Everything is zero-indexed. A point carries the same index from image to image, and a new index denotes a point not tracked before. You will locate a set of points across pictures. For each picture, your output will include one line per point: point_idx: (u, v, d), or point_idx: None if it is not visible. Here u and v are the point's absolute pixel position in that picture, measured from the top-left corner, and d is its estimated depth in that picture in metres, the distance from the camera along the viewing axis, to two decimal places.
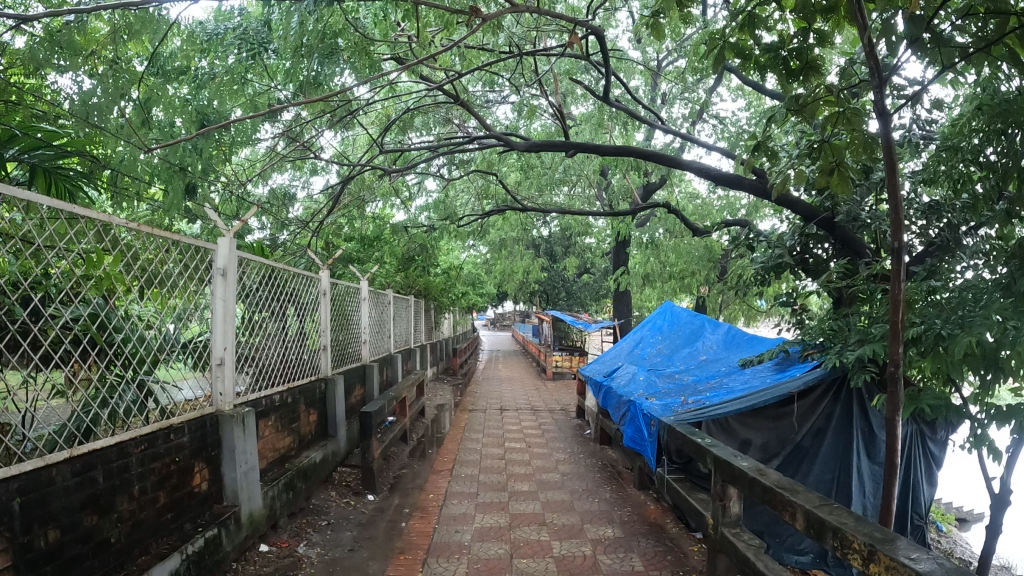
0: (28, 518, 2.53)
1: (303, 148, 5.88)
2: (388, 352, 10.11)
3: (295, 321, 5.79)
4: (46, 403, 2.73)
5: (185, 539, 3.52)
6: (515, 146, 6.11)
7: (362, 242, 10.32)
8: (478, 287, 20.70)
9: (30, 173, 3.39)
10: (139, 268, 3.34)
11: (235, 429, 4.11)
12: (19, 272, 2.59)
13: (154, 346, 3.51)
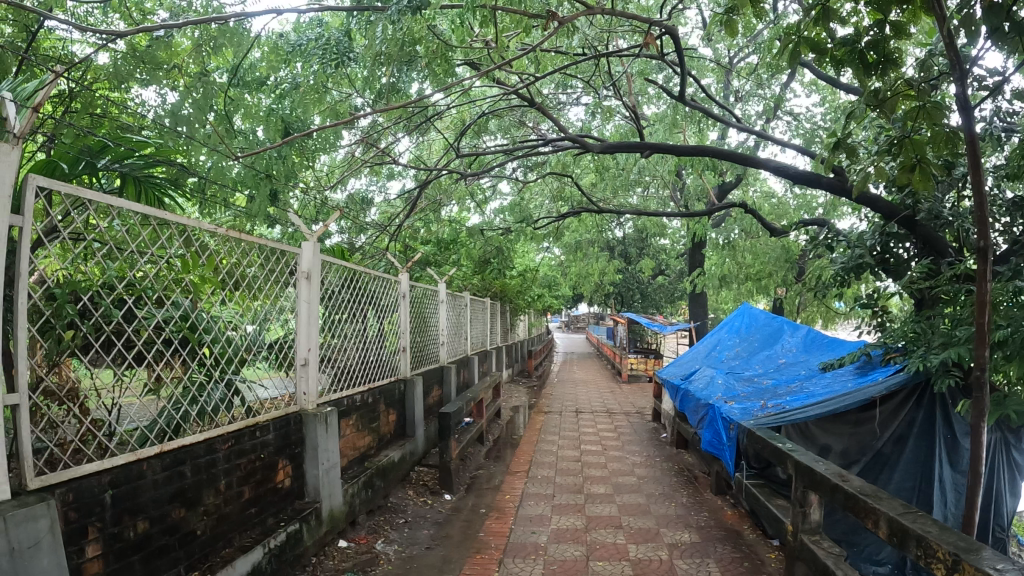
0: (118, 509, 2.66)
1: (379, 154, 6.00)
2: (465, 354, 10.20)
3: (374, 323, 5.91)
4: (137, 400, 2.89)
5: (267, 533, 3.64)
6: (590, 148, 6.07)
7: (438, 245, 10.47)
8: (555, 290, 20.67)
9: (122, 182, 3.58)
10: (225, 272, 3.49)
11: (318, 428, 4.24)
12: (116, 276, 2.75)
13: (239, 347, 3.66)
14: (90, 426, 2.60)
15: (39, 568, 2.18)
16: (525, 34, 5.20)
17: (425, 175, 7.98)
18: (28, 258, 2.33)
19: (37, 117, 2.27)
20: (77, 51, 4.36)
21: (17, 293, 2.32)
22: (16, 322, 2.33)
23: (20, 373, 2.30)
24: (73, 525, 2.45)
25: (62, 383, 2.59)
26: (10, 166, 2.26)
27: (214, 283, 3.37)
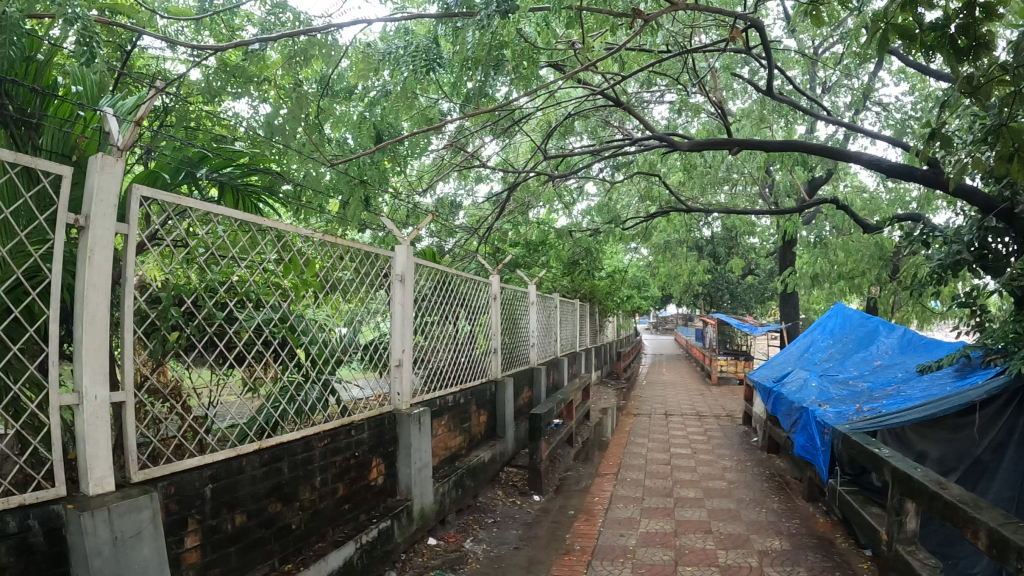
0: (217, 502, 2.79)
1: (465, 158, 6.09)
2: (554, 356, 10.21)
3: (465, 325, 6.00)
4: (237, 398, 3.03)
5: (360, 529, 3.75)
6: (678, 146, 5.96)
7: (527, 248, 10.51)
8: (644, 291, 20.42)
9: (221, 191, 3.77)
10: (321, 277, 3.61)
11: (411, 428, 4.35)
12: (218, 279, 2.89)
13: (335, 348, 3.80)
14: (190, 423, 2.74)
15: (141, 556, 2.31)
16: (610, 34, 5.17)
17: (512, 178, 8.02)
18: (133, 264, 2.48)
19: (139, 130, 2.40)
20: (170, 68, 4.58)
21: (123, 297, 2.47)
22: (123, 325, 2.48)
23: (126, 373, 2.45)
24: (175, 516, 2.58)
25: (166, 383, 2.75)
26: (116, 177, 2.39)
27: (314, 286, 3.52)
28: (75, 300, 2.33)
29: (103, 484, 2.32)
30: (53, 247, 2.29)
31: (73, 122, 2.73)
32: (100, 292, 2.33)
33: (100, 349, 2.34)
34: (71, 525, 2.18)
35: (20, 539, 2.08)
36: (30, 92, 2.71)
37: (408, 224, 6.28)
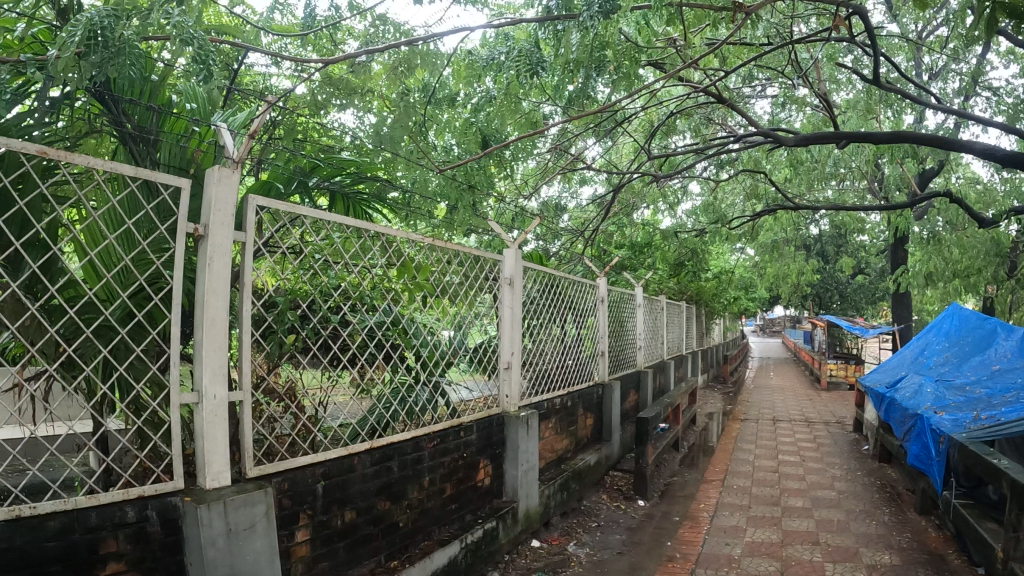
0: (329, 499, 2.89)
1: (565, 162, 6.07)
2: (660, 359, 10.04)
3: (573, 328, 5.97)
4: (348, 400, 3.13)
5: (465, 529, 3.80)
6: (784, 141, 5.73)
7: (634, 250, 10.21)
8: (752, 292, 19.80)
9: (332, 200, 3.92)
10: (432, 280, 3.69)
11: (519, 430, 4.37)
12: (333, 285, 3.01)
13: (445, 351, 3.87)
14: (304, 422, 2.85)
15: (253, 549, 2.41)
16: (711, 30, 5.03)
17: (615, 180, 7.91)
18: (250, 270, 2.58)
19: (251, 142, 2.50)
20: (276, 84, 4.75)
21: (241, 301, 2.58)
22: (241, 327, 2.59)
23: (243, 373, 2.56)
24: (287, 511, 2.69)
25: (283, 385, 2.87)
26: (233, 187, 2.49)
27: (426, 289, 3.61)
28: (196, 305, 2.44)
29: (219, 478, 2.43)
30: (174, 254, 2.41)
31: (189, 137, 2.92)
32: (220, 296, 2.44)
33: (219, 350, 2.45)
34: (188, 517, 2.29)
35: (138, 528, 2.21)
36: (145, 111, 2.95)
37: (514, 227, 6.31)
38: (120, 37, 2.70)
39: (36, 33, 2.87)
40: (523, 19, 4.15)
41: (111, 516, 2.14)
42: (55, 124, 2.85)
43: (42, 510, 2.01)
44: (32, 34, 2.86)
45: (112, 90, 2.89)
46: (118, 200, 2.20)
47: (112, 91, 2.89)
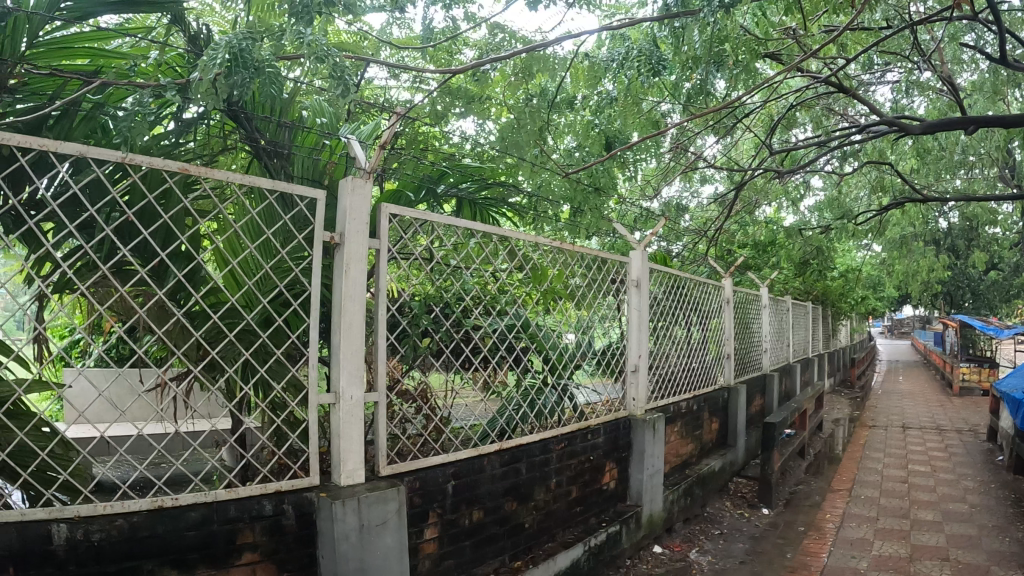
0: (458, 498, 2.88)
1: (684, 160, 5.75)
2: (786, 362, 9.62)
3: (698, 331, 5.72)
4: (477, 402, 3.13)
5: (589, 532, 3.72)
6: (909, 129, 5.34)
7: (756, 248, 9.61)
8: (879, 290, 18.70)
9: (459, 206, 3.76)
10: (560, 285, 3.60)
11: (646, 433, 4.25)
12: (462, 290, 3.02)
13: (572, 354, 3.75)
14: (434, 423, 2.88)
15: (384, 545, 2.46)
16: (830, 15, 4.73)
17: (737, 177, 7.41)
18: (385, 276, 2.61)
19: (382, 152, 2.47)
20: (394, 95, 4.73)
21: (376, 305, 2.62)
22: (376, 331, 2.64)
23: (379, 374, 2.60)
24: (417, 509, 2.69)
25: (416, 386, 2.90)
26: (365, 197, 2.52)
27: (562, 295, 3.63)
28: (334, 309, 2.50)
29: (353, 476, 2.49)
30: (312, 263, 2.47)
31: (320, 150, 2.84)
32: (356, 301, 2.49)
33: (356, 352, 2.50)
34: (323, 511, 2.37)
35: (274, 521, 2.32)
36: (278, 126, 2.80)
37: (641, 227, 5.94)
38: (258, 57, 2.39)
39: (169, 57, 2.71)
40: (644, 20, 3.47)
41: (249, 509, 2.26)
42: (188, 145, 2.66)
43: (184, 502, 2.15)
44: (166, 60, 2.70)
45: (244, 107, 2.69)
46: (256, 212, 2.27)
47: (243, 108, 2.70)
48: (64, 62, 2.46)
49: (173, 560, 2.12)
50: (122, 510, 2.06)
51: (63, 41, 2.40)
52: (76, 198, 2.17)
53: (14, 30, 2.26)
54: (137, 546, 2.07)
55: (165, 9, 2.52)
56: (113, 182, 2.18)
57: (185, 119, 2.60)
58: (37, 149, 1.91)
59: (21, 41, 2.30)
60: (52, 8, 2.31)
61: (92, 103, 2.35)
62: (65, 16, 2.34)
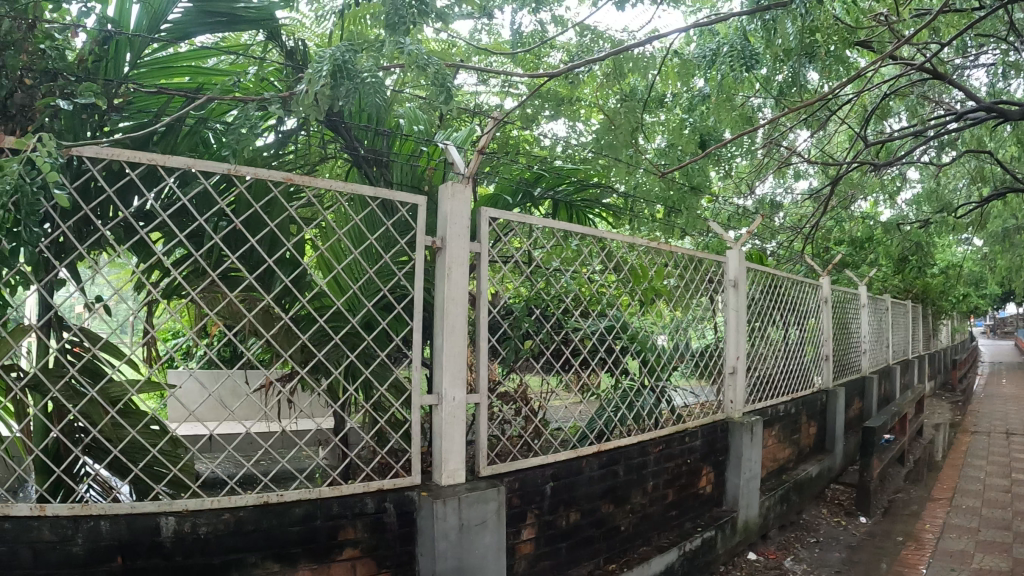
0: (556, 499, 2.89)
1: (777, 155, 5.51)
2: (884, 363, 9.22)
3: (795, 332, 5.54)
4: (578, 404, 3.13)
5: (684, 536, 3.66)
6: (1011, 115, 5.02)
7: (850, 245, 9.24)
8: (982, 288, 17.70)
9: (555, 210, 3.66)
10: (660, 286, 3.53)
11: (744, 437, 4.16)
12: (563, 292, 3.02)
13: (668, 355, 3.63)
14: (534, 424, 2.90)
15: (483, 545, 2.49)
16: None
17: (832, 171, 7.06)
18: (485, 279, 2.64)
19: (479, 157, 2.51)
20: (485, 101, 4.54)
21: (477, 308, 2.66)
22: (477, 333, 2.67)
23: (481, 376, 2.63)
24: (516, 509, 2.71)
25: (516, 387, 2.93)
26: (464, 202, 2.56)
27: (663, 293, 3.57)
28: (436, 312, 2.55)
29: (454, 476, 2.53)
30: (415, 267, 2.52)
31: (419, 156, 2.86)
32: (458, 304, 2.52)
33: (458, 355, 2.54)
34: (424, 510, 2.42)
35: (376, 518, 2.38)
36: (377, 134, 2.84)
37: (739, 226, 5.68)
38: (360, 67, 2.38)
39: (269, 71, 2.79)
40: (734, 15, 3.26)
41: (352, 506, 2.33)
42: (286, 157, 2.72)
43: (288, 499, 2.24)
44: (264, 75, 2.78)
45: (344, 118, 2.71)
46: (358, 219, 2.34)
47: (344, 119, 2.71)
48: (167, 81, 2.60)
49: (277, 553, 2.20)
50: (228, 505, 2.16)
51: (166, 60, 2.54)
52: (185, 209, 2.29)
53: (118, 51, 2.43)
54: (243, 539, 2.15)
55: (261, 27, 2.63)
56: (219, 193, 2.29)
57: (284, 130, 2.64)
58: (149, 163, 2.03)
59: (125, 62, 2.47)
60: (152, 30, 2.47)
61: (195, 119, 2.48)
62: (165, 37, 2.49)
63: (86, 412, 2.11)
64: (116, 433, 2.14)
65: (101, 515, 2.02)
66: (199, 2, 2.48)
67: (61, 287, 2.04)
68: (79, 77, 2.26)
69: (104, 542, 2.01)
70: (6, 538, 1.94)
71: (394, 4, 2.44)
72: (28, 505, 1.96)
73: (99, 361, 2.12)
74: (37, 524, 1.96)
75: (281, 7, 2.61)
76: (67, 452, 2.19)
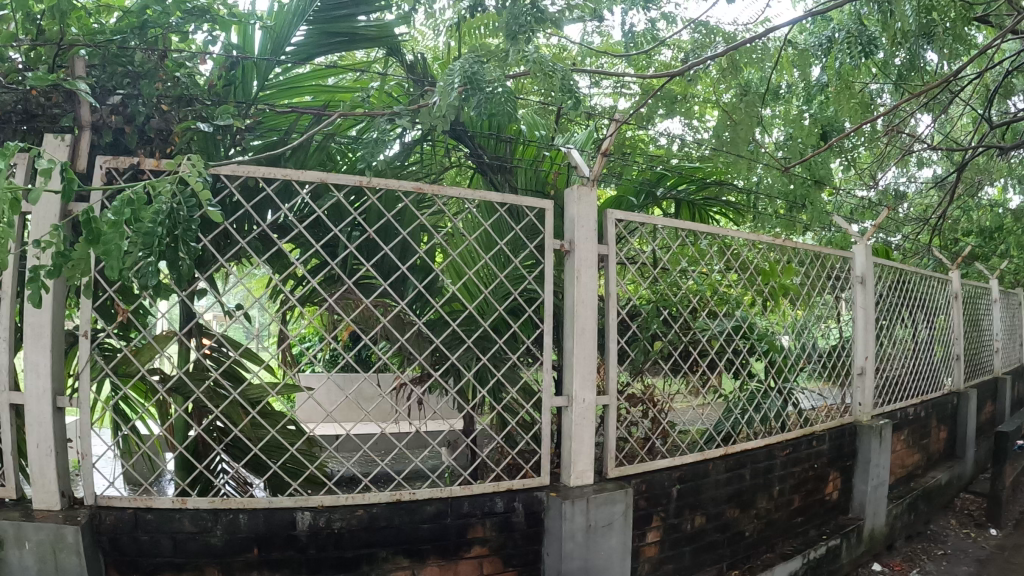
0: (681, 502, 2.85)
1: (900, 143, 5.18)
2: (1018, 364, 8.58)
3: (926, 330, 5.25)
4: (705, 406, 3.07)
5: (808, 544, 3.53)
6: None
7: (979, 236, 8.64)
8: None
9: (680, 208, 3.70)
10: (791, 284, 3.41)
11: (873, 441, 3.96)
12: (688, 294, 2.98)
13: (795, 357, 3.52)
14: (661, 426, 2.87)
15: (608, 546, 2.50)
16: None
17: (959, 157, 6.60)
18: (615, 282, 2.65)
19: (604, 161, 2.53)
20: (596, 103, 4.47)
21: (606, 310, 2.66)
22: (607, 335, 2.67)
23: (611, 378, 2.64)
24: (642, 511, 2.70)
25: (644, 389, 2.90)
26: (591, 206, 2.58)
27: (792, 291, 3.45)
28: (566, 314, 2.58)
29: (582, 477, 2.54)
30: (544, 271, 2.56)
31: (544, 161, 2.85)
32: (588, 307, 2.55)
33: (588, 357, 2.56)
34: (553, 510, 2.44)
35: (505, 517, 2.41)
36: (500, 142, 2.85)
37: (862, 219, 5.41)
38: (489, 78, 2.42)
39: (391, 86, 2.82)
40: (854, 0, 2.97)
41: (482, 505, 2.37)
42: (414, 167, 2.81)
43: (421, 496, 2.31)
44: (387, 90, 2.86)
45: (468, 126, 2.79)
46: (486, 225, 2.43)
47: (468, 128, 2.79)
48: (290, 100, 2.72)
49: (407, 549, 2.28)
50: (362, 502, 2.25)
51: (292, 81, 2.66)
52: (319, 221, 2.41)
53: (245, 75, 2.58)
54: (375, 535, 2.24)
55: (381, 44, 2.72)
56: (351, 205, 2.40)
57: (409, 141, 2.72)
58: (284, 178, 2.18)
59: (252, 84, 2.61)
60: (276, 52, 2.61)
61: (322, 135, 2.58)
62: (289, 59, 2.63)
63: (227, 413, 2.25)
64: (256, 433, 2.26)
65: (240, 509, 2.15)
66: (320, 24, 2.62)
67: (203, 296, 2.18)
68: (213, 101, 2.41)
69: (242, 534, 2.14)
70: (149, 528, 2.11)
71: (513, 12, 2.49)
72: (170, 499, 2.12)
73: (240, 365, 2.25)
74: (179, 516, 2.12)
75: (399, 22, 2.71)
76: (205, 449, 2.33)
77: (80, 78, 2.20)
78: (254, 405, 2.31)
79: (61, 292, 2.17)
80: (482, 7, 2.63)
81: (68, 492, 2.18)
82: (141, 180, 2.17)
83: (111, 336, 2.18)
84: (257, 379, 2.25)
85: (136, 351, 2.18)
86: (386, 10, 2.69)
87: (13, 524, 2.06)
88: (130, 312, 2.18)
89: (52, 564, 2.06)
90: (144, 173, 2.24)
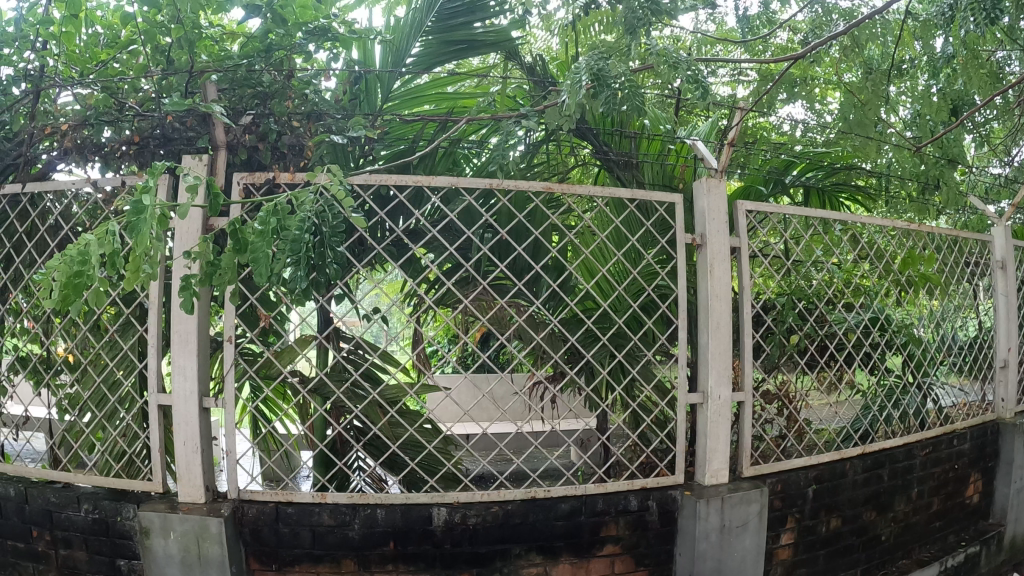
0: (818, 504, 2.74)
1: None
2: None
3: None
4: (840, 403, 2.95)
5: (947, 551, 3.32)
6: None
7: None
8: None
9: (807, 198, 3.56)
10: (932, 271, 3.19)
11: (1017, 441, 3.68)
12: (820, 286, 2.87)
13: (935, 351, 3.30)
14: (797, 423, 2.78)
15: (743, 546, 2.44)
16: None
17: None
18: (748, 274, 2.58)
19: (732, 150, 2.46)
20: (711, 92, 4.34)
21: (741, 305, 2.59)
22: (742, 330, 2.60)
23: (746, 374, 2.57)
24: (776, 512, 2.62)
25: (778, 385, 2.82)
26: (722, 198, 2.53)
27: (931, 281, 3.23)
28: (700, 309, 2.53)
29: (717, 476, 2.50)
30: (677, 265, 2.53)
31: (669, 155, 2.81)
32: (723, 301, 2.49)
33: (725, 353, 2.50)
34: (686, 509, 2.41)
35: (638, 516, 2.40)
36: (625, 137, 2.82)
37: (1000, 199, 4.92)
38: (616, 73, 2.39)
39: (514, 90, 2.84)
40: None
41: (615, 503, 2.37)
42: (538, 166, 2.85)
43: (555, 494, 2.33)
44: (509, 93, 2.90)
45: (592, 123, 2.79)
46: (617, 222, 2.42)
47: (592, 125, 2.79)
48: (415, 110, 2.83)
49: (541, 546, 2.32)
50: (497, 499, 2.30)
51: (416, 90, 2.76)
52: (451, 226, 2.50)
53: (369, 89, 2.70)
54: (509, 531, 2.29)
55: (500, 48, 2.75)
56: (481, 208, 2.48)
57: (530, 142, 2.76)
58: (416, 185, 2.25)
59: (379, 97, 2.73)
60: (397, 64, 2.72)
61: (448, 141, 2.64)
62: (410, 69, 2.72)
63: (367, 412, 2.35)
64: (395, 431, 2.35)
65: (378, 504, 2.24)
66: (438, 34, 2.70)
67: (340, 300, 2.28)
68: (342, 115, 2.54)
69: (380, 528, 2.23)
70: (290, 520, 2.23)
71: (629, 6, 2.47)
72: (310, 494, 2.24)
73: (378, 366, 2.35)
74: (319, 510, 2.22)
75: (514, 26, 2.73)
76: (345, 447, 2.44)
77: (213, 101, 2.36)
78: (391, 404, 2.40)
79: (206, 301, 2.32)
80: (596, 3, 2.63)
81: (213, 487, 2.33)
82: (277, 193, 2.30)
83: (254, 341, 2.31)
84: (394, 379, 2.35)
85: (280, 353, 2.31)
86: (499, 15, 2.73)
87: (160, 515, 2.22)
88: (272, 317, 2.30)
89: (195, 554, 2.21)
90: (278, 186, 2.40)
